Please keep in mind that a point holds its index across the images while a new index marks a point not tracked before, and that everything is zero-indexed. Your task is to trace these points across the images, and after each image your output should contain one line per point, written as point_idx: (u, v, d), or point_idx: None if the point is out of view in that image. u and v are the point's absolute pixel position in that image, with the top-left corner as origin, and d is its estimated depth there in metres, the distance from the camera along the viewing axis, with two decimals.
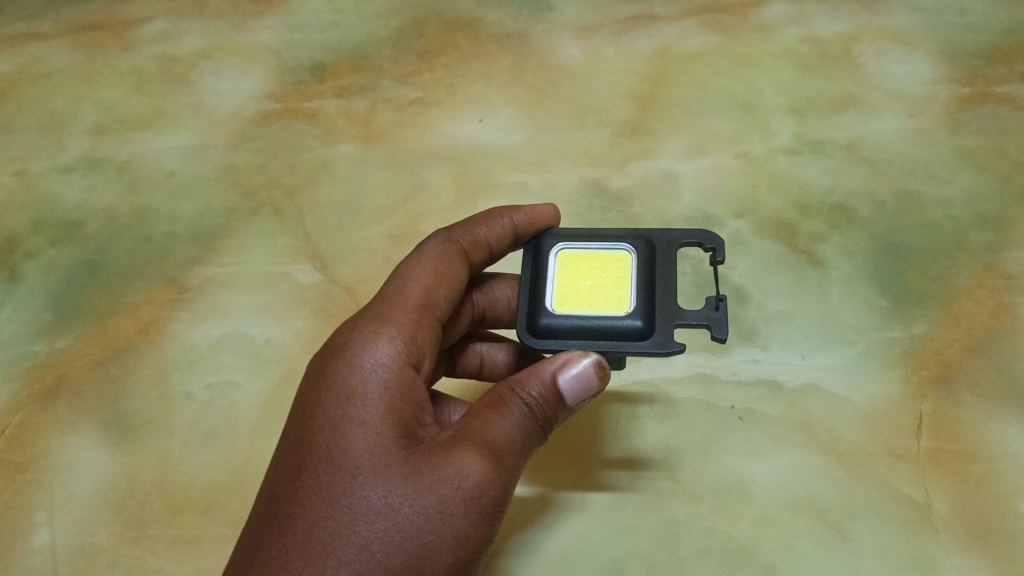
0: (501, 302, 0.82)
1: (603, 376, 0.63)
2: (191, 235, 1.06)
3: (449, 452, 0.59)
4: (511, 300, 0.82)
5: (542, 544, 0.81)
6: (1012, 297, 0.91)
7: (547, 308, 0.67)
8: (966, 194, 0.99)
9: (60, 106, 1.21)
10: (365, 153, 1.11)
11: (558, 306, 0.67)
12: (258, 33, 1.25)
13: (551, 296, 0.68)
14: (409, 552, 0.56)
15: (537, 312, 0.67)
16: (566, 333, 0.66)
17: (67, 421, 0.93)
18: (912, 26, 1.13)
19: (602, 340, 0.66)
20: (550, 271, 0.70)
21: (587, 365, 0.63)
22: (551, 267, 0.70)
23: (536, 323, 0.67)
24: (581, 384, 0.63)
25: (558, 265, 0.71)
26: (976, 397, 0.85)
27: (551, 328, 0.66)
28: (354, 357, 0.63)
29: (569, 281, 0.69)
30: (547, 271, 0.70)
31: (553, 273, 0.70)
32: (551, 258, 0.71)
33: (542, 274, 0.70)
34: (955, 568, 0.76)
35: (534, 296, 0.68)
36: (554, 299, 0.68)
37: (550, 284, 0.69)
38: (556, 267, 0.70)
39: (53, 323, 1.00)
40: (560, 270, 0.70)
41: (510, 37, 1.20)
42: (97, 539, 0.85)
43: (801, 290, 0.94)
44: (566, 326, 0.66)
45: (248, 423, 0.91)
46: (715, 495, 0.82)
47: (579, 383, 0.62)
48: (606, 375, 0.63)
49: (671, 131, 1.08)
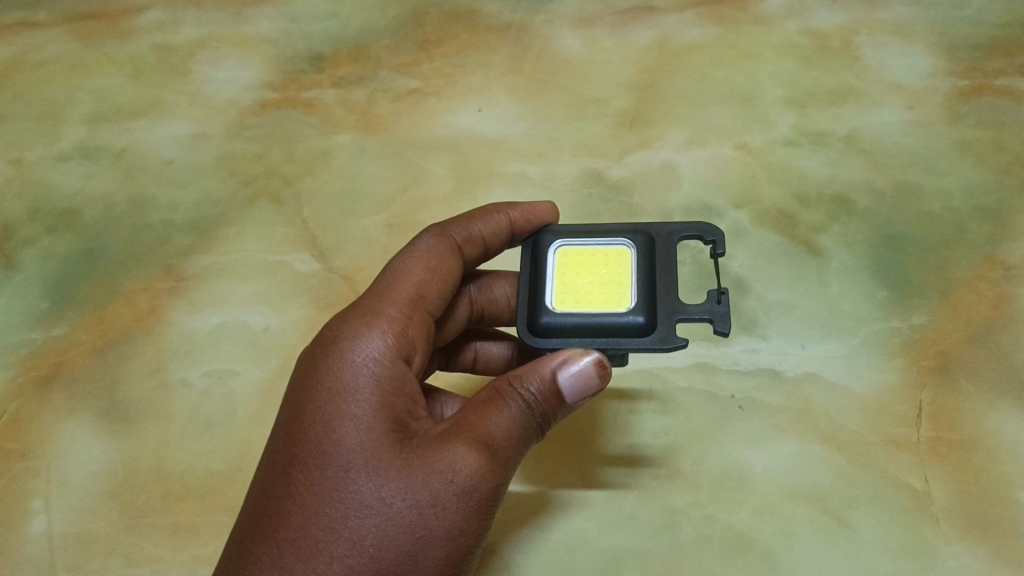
0: (500, 301, 0.82)
1: (604, 375, 0.62)
2: (188, 224, 1.06)
3: (442, 446, 0.59)
4: (510, 299, 0.82)
5: (542, 535, 0.81)
6: (1011, 288, 0.91)
7: (547, 307, 0.67)
8: (965, 185, 0.99)
9: (57, 94, 1.20)
10: (363, 144, 1.10)
11: (558, 304, 0.67)
12: (256, 23, 1.24)
13: (551, 294, 0.67)
14: (402, 547, 0.55)
15: (537, 311, 0.67)
16: (566, 331, 0.66)
17: (64, 409, 0.92)
18: (911, 19, 1.13)
19: (604, 337, 0.65)
20: (549, 268, 0.69)
21: (588, 364, 0.62)
22: (550, 264, 0.70)
23: (537, 322, 0.66)
24: (581, 381, 0.62)
25: (557, 262, 0.70)
26: (976, 388, 0.85)
27: (551, 326, 0.66)
28: (346, 352, 0.63)
29: (568, 278, 0.68)
30: (546, 268, 0.69)
31: (552, 271, 0.69)
32: (549, 256, 0.71)
33: (541, 272, 0.69)
34: (955, 556, 0.76)
35: (534, 294, 0.68)
36: (553, 297, 0.67)
37: (550, 281, 0.68)
38: (555, 264, 0.70)
39: (50, 311, 1.00)
40: (559, 268, 0.69)
41: (509, 28, 1.19)
42: (95, 526, 0.85)
43: (801, 281, 0.94)
44: (566, 324, 0.65)
45: (247, 411, 0.90)
46: (715, 484, 0.82)
47: (580, 381, 0.62)
48: (607, 374, 0.62)
49: (671, 122, 1.08)
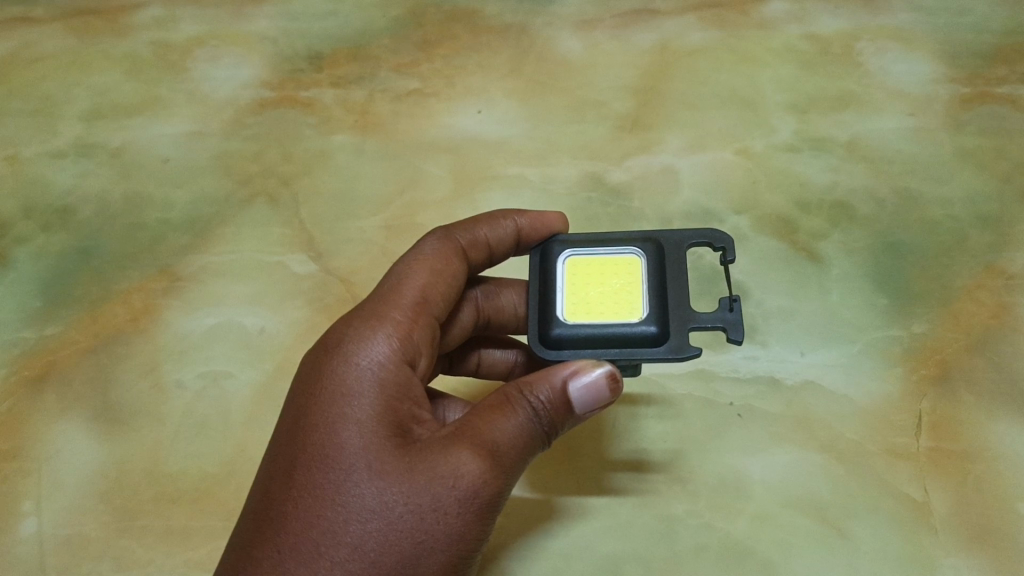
0: (506, 310, 0.81)
1: (615, 388, 0.61)
2: (184, 224, 1.05)
3: (446, 450, 0.58)
4: (517, 308, 0.80)
5: (540, 543, 0.80)
6: (1011, 297, 0.90)
7: (559, 318, 0.66)
8: (966, 194, 0.99)
9: (52, 91, 1.19)
10: (362, 144, 1.10)
11: (569, 315, 0.66)
12: (255, 21, 1.23)
13: (562, 305, 0.67)
14: (403, 552, 0.55)
15: (549, 322, 0.66)
16: (579, 342, 0.65)
17: (56, 409, 0.91)
18: (913, 25, 1.12)
19: (617, 348, 0.64)
20: (559, 279, 0.69)
21: (599, 376, 0.61)
22: (560, 275, 0.69)
23: (548, 333, 0.66)
24: (591, 392, 0.61)
25: (566, 273, 0.69)
26: (976, 398, 0.84)
27: (563, 338, 0.65)
28: (350, 354, 0.62)
29: (578, 289, 0.68)
30: (556, 278, 0.69)
31: (562, 280, 0.68)
32: (558, 266, 0.70)
33: (551, 282, 0.69)
34: (954, 567, 0.76)
35: (544, 305, 0.67)
36: (564, 307, 0.66)
37: (560, 292, 0.68)
38: (564, 274, 0.69)
39: (42, 310, 0.99)
40: (568, 278, 0.68)
41: (509, 29, 1.19)
42: (85, 529, 0.84)
43: (801, 288, 0.93)
44: (578, 335, 0.65)
45: (241, 413, 0.89)
46: (713, 492, 0.81)
47: (590, 392, 0.61)
48: (618, 387, 0.61)
49: (671, 126, 1.07)
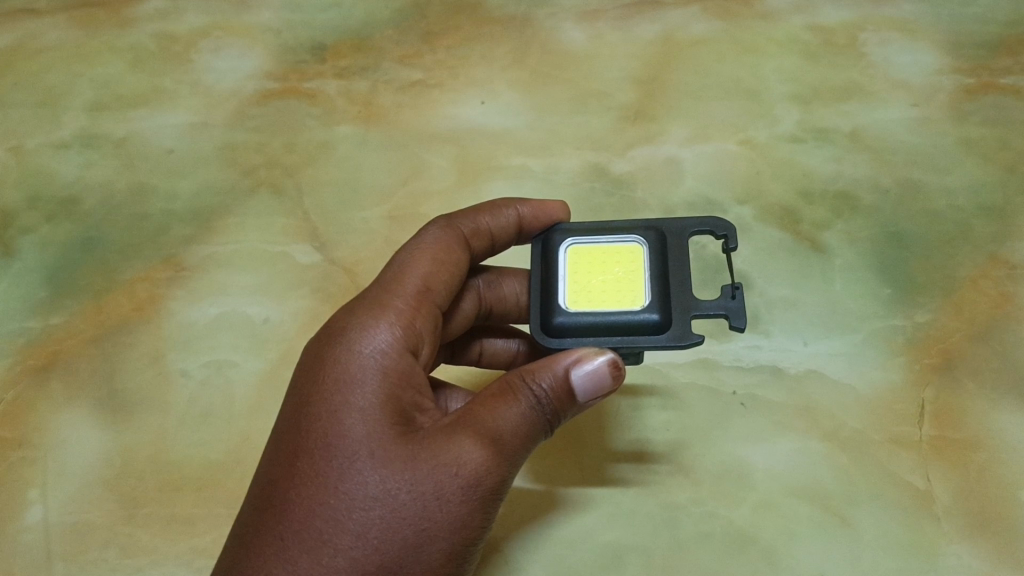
0: (509, 299, 0.81)
1: (617, 376, 0.61)
2: (188, 214, 1.05)
3: (448, 438, 0.58)
4: (519, 297, 0.81)
5: (543, 532, 0.81)
6: (1014, 287, 0.90)
7: (561, 306, 0.66)
8: (970, 184, 0.98)
9: (57, 82, 1.19)
10: (365, 135, 1.10)
11: (571, 303, 0.66)
12: (259, 12, 1.23)
13: (564, 294, 0.67)
14: (405, 539, 0.55)
15: (551, 311, 0.66)
16: (581, 330, 0.65)
17: (62, 398, 0.92)
18: (917, 16, 1.12)
19: (619, 335, 0.64)
20: (561, 268, 0.69)
21: (601, 363, 0.61)
22: (562, 263, 0.69)
23: (550, 322, 0.66)
24: (593, 380, 0.61)
25: (568, 262, 0.69)
26: (978, 387, 0.84)
27: (565, 326, 0.65)
28: (353, 343, 0.62)
29: (580, 277, 0.68)
30: (559, 267, 0.69)
31: (564, 269, 0.69)
32: (560, 255, 0.70)
33: (553, 271, 0.69)
34: (956, 555, 0.76)
35: (547, 293, 0.67)
36: (567, 296, 0.67)
37: (562, 280, 0.68)
38: (567, 264, 0.69)
39: (47, 300, 0.99)
40: (570, 267, 0.69)
41: (512, 20, 1.19)
42: (91, 516, 0.84)
43: (804, 277, 0.93)
44: (580, 323, 0.65)
45: (245, 402, 0.90)
46: (716, 480, 0.82)
47: (592, 380, 0.61)
48: (620, 375, 0.61)
49: (674, 117, 1.07)
